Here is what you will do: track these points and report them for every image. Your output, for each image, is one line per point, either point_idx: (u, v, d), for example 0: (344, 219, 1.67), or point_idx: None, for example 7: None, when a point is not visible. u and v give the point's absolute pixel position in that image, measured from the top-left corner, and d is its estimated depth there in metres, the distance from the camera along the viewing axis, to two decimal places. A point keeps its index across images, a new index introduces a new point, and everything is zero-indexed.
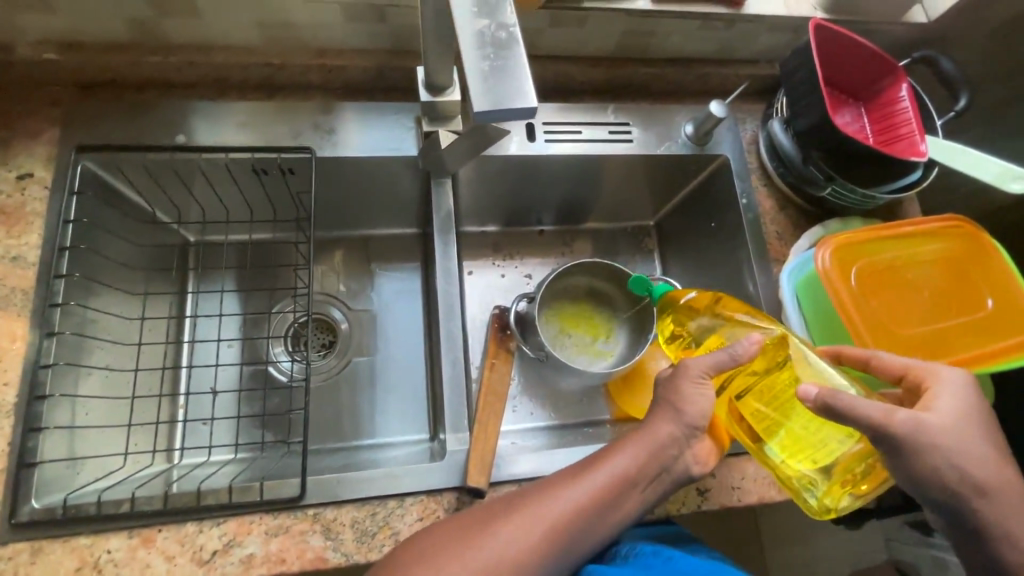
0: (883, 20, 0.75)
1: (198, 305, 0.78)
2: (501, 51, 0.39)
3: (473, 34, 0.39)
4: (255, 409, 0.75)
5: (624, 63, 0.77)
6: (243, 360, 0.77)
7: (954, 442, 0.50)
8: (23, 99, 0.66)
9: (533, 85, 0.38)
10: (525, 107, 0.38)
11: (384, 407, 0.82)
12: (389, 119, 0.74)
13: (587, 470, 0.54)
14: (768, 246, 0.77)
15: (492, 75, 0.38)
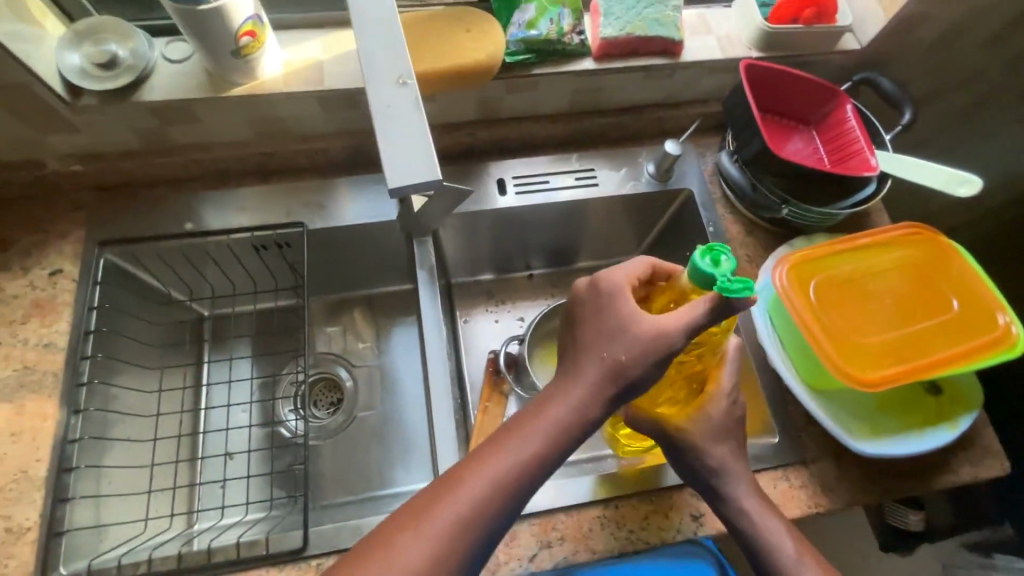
0: (819, 52, 0.80)
1: (211, 374, 0.84)
2: (411, 140, 0.40)
3: (386, 131, 0.40)
4: (266, 468, 0.80)
5: (582, 115, 0.84)
6: (255, 421, 0.83)
7: (714, 455, 0.61)
8: (53, 206, 0.75)
9: (438, 162, 0.40)
10: (429, 180, 0.39)
11: (390, 457, 0.85)
12: (372, 190, 0.81)
13: (505, 441, 0.51)
14: (739, 269, 0.80)
15: (401, 159, 0.40)
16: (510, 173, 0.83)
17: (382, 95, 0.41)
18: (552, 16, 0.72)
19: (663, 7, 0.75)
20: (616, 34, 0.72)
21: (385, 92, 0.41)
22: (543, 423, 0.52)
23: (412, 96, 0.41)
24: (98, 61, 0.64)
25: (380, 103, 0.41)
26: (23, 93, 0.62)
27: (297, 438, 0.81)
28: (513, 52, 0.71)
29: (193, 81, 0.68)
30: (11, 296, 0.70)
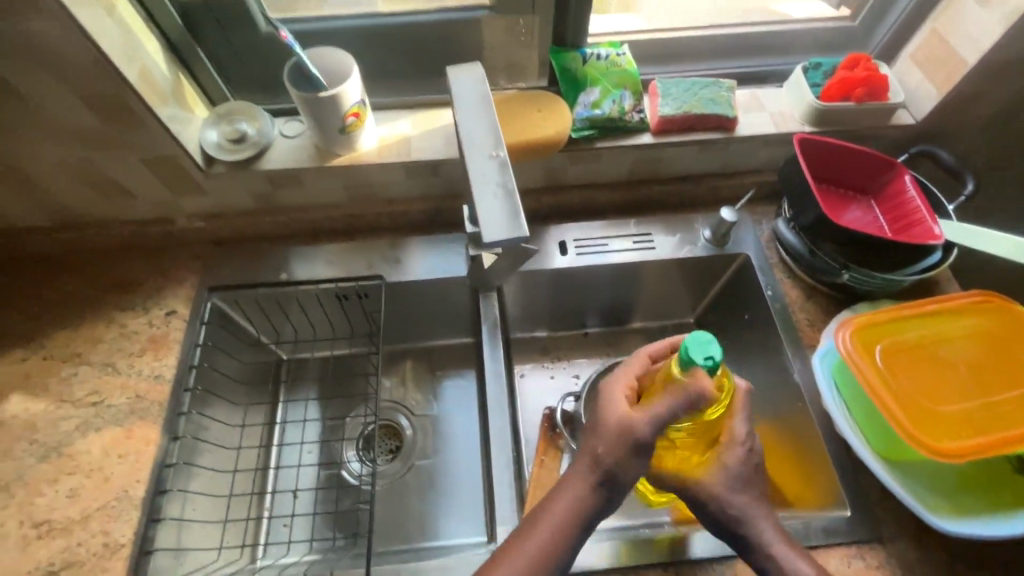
0: (874, 127, 0.83)
1: (287, 413, 0.91)
2: (502, 203, 0.47)
3: (482, 196, 0.47)
4: (329, 508, 0.83)
5: (641, 184, 0.89)
6: (317, 461, 0.88)
7: (736, 502, 0.59)
8: (175, 256, 0.87)
9: (525, 220, 0.46)
10: (517, 235, 0.45)
11: (443, 509, 0.87)
12: (444, 249, 0.89)
13: (515, 545, 0.55)
14: (800, 334, 0.80)
15: (494, 217, 0.46)
16: (571, 235, 0.89)
17: (477, 167, 0.48)
18: (615, 97, 0.79)
19: (718, 88, 0.82)
20: (674, 112, 0.79)
21: (481, 164, 0.49)
22: (545, 525, 0.55)
23: (502, 166, 0.48)
24: (231, 137, 0.77)
25: (476, 173, 0.48)
26: (171, 163, 0.74)
27: (359, 481, 0.85)
28: (578, 129, 0.79)
29: (304, 154, 0.79)
30: (132, 332, 0.81)
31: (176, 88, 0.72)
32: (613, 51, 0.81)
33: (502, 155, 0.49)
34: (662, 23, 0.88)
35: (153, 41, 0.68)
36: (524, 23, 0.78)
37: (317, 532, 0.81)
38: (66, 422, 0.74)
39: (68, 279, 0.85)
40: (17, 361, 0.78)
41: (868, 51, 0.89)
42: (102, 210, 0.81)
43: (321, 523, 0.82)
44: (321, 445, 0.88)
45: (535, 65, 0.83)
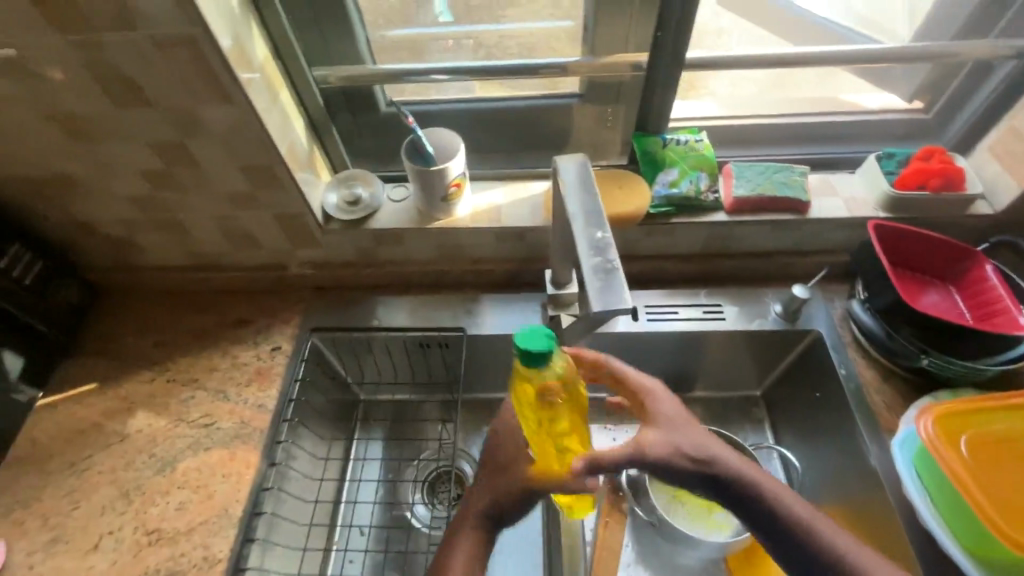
0: (951, 216, 0.85)
1: (363, 451, 0.97)
2: (605, 277, 0.49)
3: (585, 270, 0.50)
4: (395, 548, 0.87)
5: (711, 257, 0.94)
6: (382, 499, 0.92)
7: (688, 443, 0.60)
8: (283, 298, 0.98)
9: (628, 292, 0.48)
10: (620, 306, 0.47)
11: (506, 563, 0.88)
12: (522, 308, 0.95)
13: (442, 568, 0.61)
14: (875, 416, 0.80)
15: (600, 291, 0.48)
16: (643, 302, 0.93)
17: (582, 244, 0.52)
18: (692, 178, 0.85)
19: (791, 173, 0.87)
20: (748, 193, 0.84)
21: (585, 241, 0.52)
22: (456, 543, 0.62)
23: (607, 246, 0.51)
24: (347, 200, 0.88)
25: (581, 249, 0.51)
26: (297, 219, 0.86)
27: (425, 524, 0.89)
28: (656, 205, 0.85)
29: (407, 215, 0.89)
30: (242, 363, 0.91)
31: (311, 158, 0.85)
32: (692, 137, 0.89)
33: (605, 236, 0.52)
34: (738, 109, 0.95)
35: (299, 119, 0.82)
36: (611, 111, 0.87)
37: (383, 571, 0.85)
38: (181, 440, 0.83)
39: (193, 312, 0.97)
40: (146, 381, 0.89)
41: (943, 142, 0.92)
42: (231, 255, 0.94)
43: (387, 561, 0.86)
44: (391, 485, 0.93)
45: (618, 145, 0.92)
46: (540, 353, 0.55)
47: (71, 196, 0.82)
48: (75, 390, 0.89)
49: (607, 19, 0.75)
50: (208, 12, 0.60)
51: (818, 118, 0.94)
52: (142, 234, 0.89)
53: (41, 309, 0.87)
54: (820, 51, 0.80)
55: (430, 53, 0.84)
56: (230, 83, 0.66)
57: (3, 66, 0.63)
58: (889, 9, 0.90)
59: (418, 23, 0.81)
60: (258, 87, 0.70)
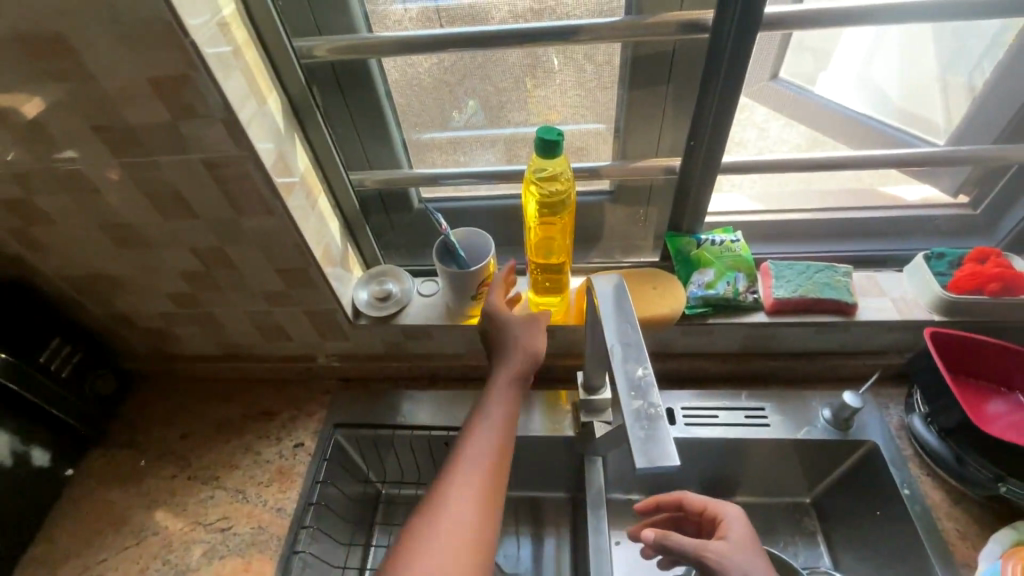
0: (1014, 321, 0.79)
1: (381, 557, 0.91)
2: (649, 424, 0.46)
3: (625, 415, 0.47)
4: None
5: (751, 356, 0.89)
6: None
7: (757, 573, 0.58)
8: (310, 389, 0.97)
9: (673, 444, 0.44)
10: (666, 462, 0.44)
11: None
12: (552, 406, 0.91)
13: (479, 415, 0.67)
14: (948, 548, 0.72)
15: (645, 441, 0.45)
16: (680, 403, 0.88)
17: (622, 385, 0.49)
18: (729, 279, 0.82)
19: (834, 272, 0.84)
20: (790, 295, 0.81)
21: (622, 380, 0.49)
22: (495, 397, 0.69)
23: (650, 388, 0.48)
24: (378, 296, 0.88)
25: (622, 390, 0.49)
26: (328, 315, 0.86)
27: None
28: (692, 305, 0.82)
29: (438, 312, 0.89)
30: (264, 461, 0.89)
31: (345, 256, 0.86)
32: (728, 237, 0.86)
33: (646, 373, 0.50)
34: (773, 205, 0.94)
35: (335, 222, 0.83)
36: (643, 212, 0.87)
37: None
38: (196, 545, 0.80)
39: (221, 402, 0.97)
40: (166, 477, 0.88)
41: (994, 240, 0.88)
42: (261, 347, 0.94)
43: None
44: None
45: (651, 243, 0.90)
46: (548, 144, 0.63)
47: (115, 293, 0.84)
48: (97, 485, 0.88)
49: (637, 126, 0.77)
50: (255, 137, 0.63)
51: (860, 212, 0.91)
52: (177, 327, 0.90)
53: (76, 403, 0.87)
54: (860, 154, 0.78)
55: (468, 152, 0.85)
56: (272, 198, 0.68)
57: (63, 183, 0.67)
58: (929, 100, 0.91)
59: (454, 127, 0.82)
60: (297, 198, 0.72)
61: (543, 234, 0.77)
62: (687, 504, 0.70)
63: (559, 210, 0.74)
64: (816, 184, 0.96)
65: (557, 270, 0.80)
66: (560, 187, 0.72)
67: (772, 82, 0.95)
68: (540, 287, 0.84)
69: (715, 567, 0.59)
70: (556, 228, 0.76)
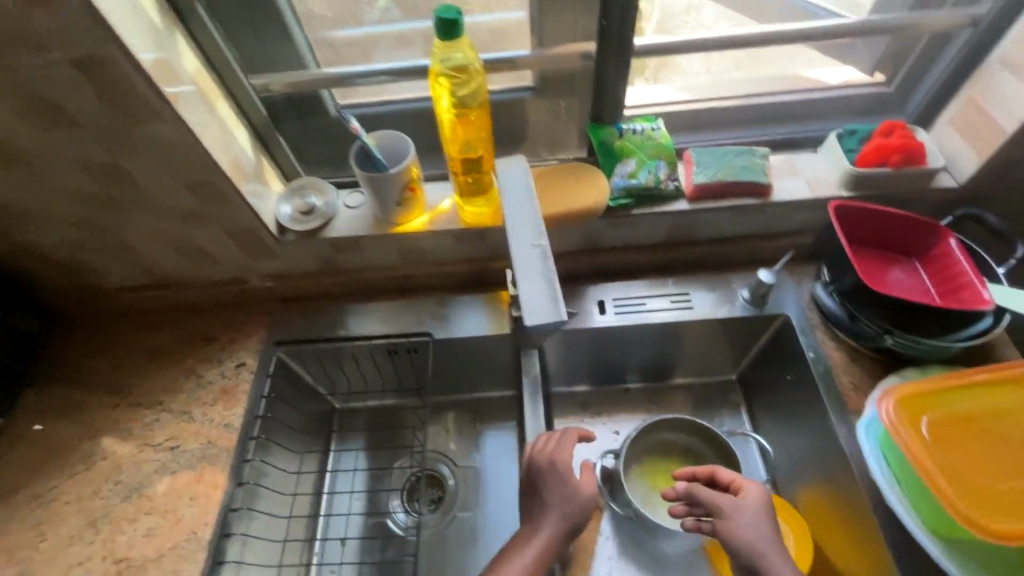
0: (914, 192, 0.83)
1: (338, 462, 0.97)
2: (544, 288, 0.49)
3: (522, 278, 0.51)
4: (376, 557, 0.90)
5: (676, 245, 0.93)
6: (362, 509, 0.93)
7: (761, 535, 0.69)
8: (247, 312, 0.96)
9: (562, 303, 0.48)
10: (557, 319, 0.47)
11: (493, 549, 0.90)
12: (493, 306, 0.94)
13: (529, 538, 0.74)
14: (844, 398, 0.79)
15: (539, 303, 0.48)
16: (610, 295, 0.93)
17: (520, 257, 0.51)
18: (650, 168, 0.83)
19: (751, 156, 0.85)
20: (709, 181, 0.83)
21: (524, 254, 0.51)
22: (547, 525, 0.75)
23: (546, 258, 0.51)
24: (301, 209, 0.86)
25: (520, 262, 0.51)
26: (250, 234, 0.84)
27: (406, 532, 0.91)
28: (616, 197, 0.84)
29: (365, 221, 0.87)
30: (207, 382, 0.89)
31: (260, 169, 0.82)
32: (649, 125, 0.86)
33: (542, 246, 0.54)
34: (700, 93, 0.92)
35: (243, 130, 0.79)
36: (564, 104, 0.85)
37: None
38: (147, 465, 0.82)
39: (156, 332, 0.95)
40: (108, 407, 0.88)
41: (903, 115, 0.90)
42: (188, 273, 0.92)
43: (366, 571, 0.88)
44: (368, 494, 0.94)
45: (574, 138, 0.89)
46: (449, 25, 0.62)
47: (14, 224, 0.79)
48: (36, 421, 0.87)
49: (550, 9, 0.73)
50: (123, 30, 0.57)
51: (780, 97, 0.91)
52: (92, 257, 0.86)
53: None
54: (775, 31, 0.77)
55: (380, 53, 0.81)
56: (157, 101, 0.63)
57: None
58: None
59: (369, 23, 0.79)
60: (190, 105, 0.67)
61: (461, 130, 0.75)
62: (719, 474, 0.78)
63: (473, 100, 0.72)
64: (755, 68, 0.92)
65: (479, 166, 0.79)
66: (470, 76, 0.69)
67: None
68: (466, 189, 0.83)
69: (725, 521, 0.71)
70: (473, 120, 0.74)
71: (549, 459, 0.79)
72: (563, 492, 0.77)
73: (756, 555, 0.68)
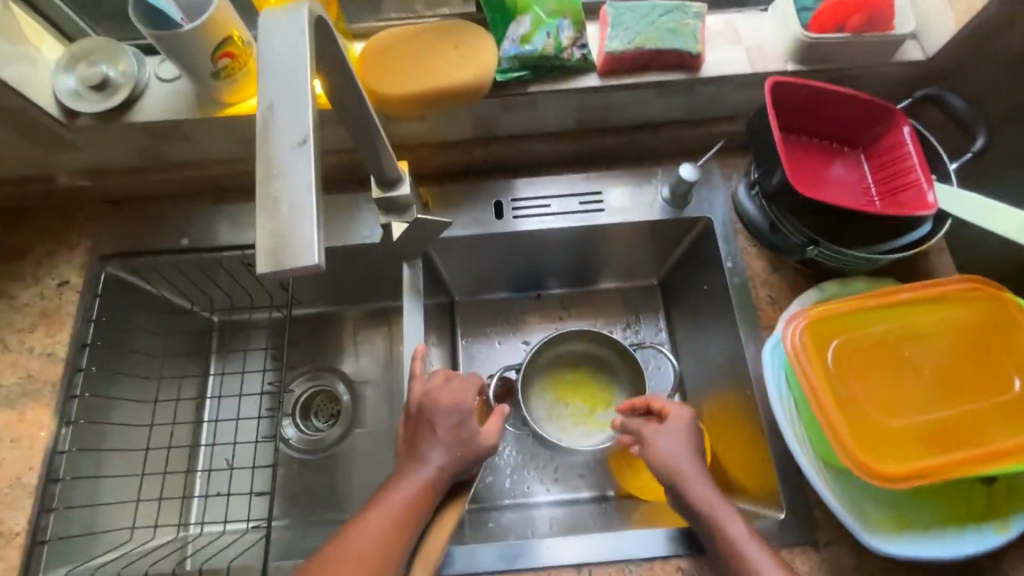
0: (873, 66, 0.68)
1: (223, 385, 0.87)
2: (295, 212, 0.32)
3: (267, 184, 0.33)
4: (267, 485, 0.81)
5: (591, 133, 0.77)
6: (263, 435, 0.83)
7: (680, 456, 0.61)
8: (66, 217, 0.78)
9: (318, 240, 0.31)
10: (304, 263, 0.31)
11: (385, 470, 0.84)
12: (353, 204, 0.77)
13: (401, 475, 0.63)
14: (758, 314, 0.71)
15: (282, 237, 0.32)
16: (509, 194, 0.78)
17: (272, 159, 0.33)
18: (550, 29, 0.64)
19: (682, 14, 0.66)
20: (623, 47, 0.64)
21: (280, 156, 0.33)
22: (425, 461, 0.63)
23: (306, 163, 0.33)
24: (89, 82, 0.65)
25: (268, 168, 0.33)
26: (23, 116, 0.63)
27: (303, 454, 0.85)
28: (505, 69, 0.65)
29: (181, 100, 0.67)
30: (22, 305, 0.74)
31: (7, 23, 0.60)
32: None
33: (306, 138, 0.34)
34: None
35: None
36: None
37: (256, 509, 0.80)
38: None
39: None
40: None
41: None
42: None
43: (261, 501, 0.80)
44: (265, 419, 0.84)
45: None
46: None
47: None
48: None
49: None
50: None
51: None
52: None
53: None
54: None
55: None
56: None
57: None
58: None
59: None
60: None
61: None
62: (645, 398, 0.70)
63: None
64: None
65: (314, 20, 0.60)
66: None
67: None
68: None
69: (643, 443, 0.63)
70: None
71: (437, 393, 0.67)
72: (456, 427, 0.65)
73: (675, 479, 0.59)
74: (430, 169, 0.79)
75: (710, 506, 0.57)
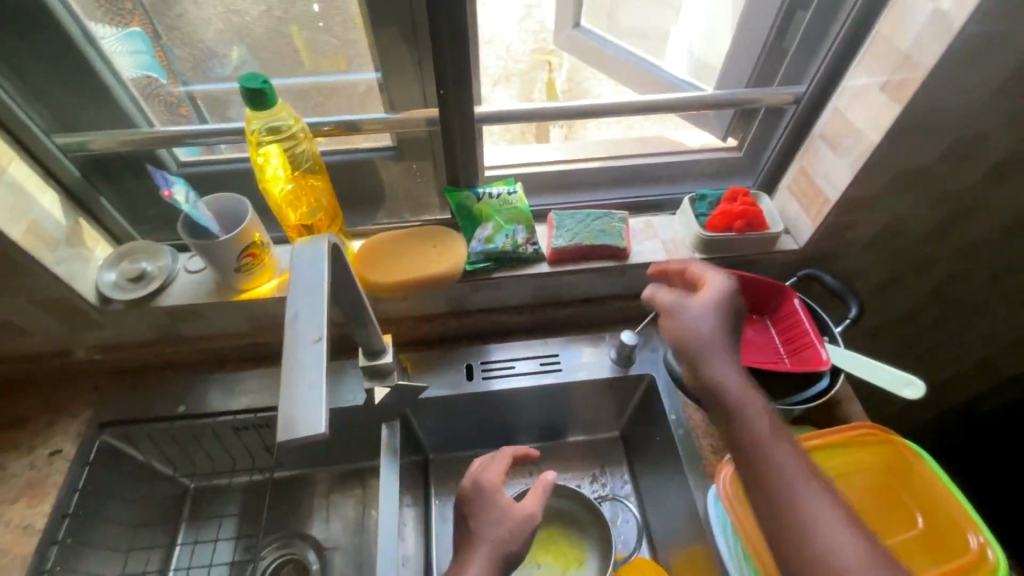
0: (761, 255, 0.87)
1: (193, 556, 0.86)
2: (308, 393, 0.43)
3: (287, 374, 0.44)
4: None
5: (547, 306, 0.92)
6: None
7: (711, 340, 0.61)
8: (71, 389, 0.85)
9: (324, 413, 0.41)
10: (314, 432, 0.41)
11: None
12: (342, 372, 0.87)
13: None
14: (703, 462, 0.79)
15: (296, 413, 0.42)
16: (479, 359, 0.90)
17: (293, 354, 0.45)
18: (508, 232, 0.82)
19: (610, 219, 0.86)
20: (566, 244, 0.83)
21: (300, 351, 0.45)
22: None
23: (319, 355, 0.45)
24: (129, 276, 0.78)
25: (290, 361, 0.45)
26: (65, 303, 0.75)
27: None
28: (473, 261, 0.82)
29: (203, 288, 0.80)
30: (10, 475, 0.77)
31: (74, 233, 0.75)
32: (506, 189, 0.86)
33: (321, 340, 0.46)
34: (572, 153, 0.94)
35: (49, 193, 0.72)
36: (418, 167, 0.84)
37: None
38: None
39: None
40: None
41: (752, 181, 0.95)
42: None
43: None
44: None
45: (436, 201, 0.89)
46: (257, 97, 0.60)
47: None
48: None
49: (394, 70, 0.72)
50: None
51: (641, 159, 0.94)
52: None
53: None
54: (603, 102, 0.80)
55: (236, 111, 0.77)
56: None
57: None
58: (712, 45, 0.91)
59: (217, 77, 0.73)
60: None
61: (294, 201, 0.72)
62: (685, 273, 0.71)
63: (309, 161, 0.71)
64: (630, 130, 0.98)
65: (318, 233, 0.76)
66: (303, 136, 0.69)
67: (577, 33, 0.91)
68: None
69: (674, 315, 0.64)
70: (310, 185, 0.73)
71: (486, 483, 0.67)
72: (501, 518, 0.64)
73: (700, 349, 0.60)
74: (411, 338, 0.91)
75: (748, 412, 0.56)
